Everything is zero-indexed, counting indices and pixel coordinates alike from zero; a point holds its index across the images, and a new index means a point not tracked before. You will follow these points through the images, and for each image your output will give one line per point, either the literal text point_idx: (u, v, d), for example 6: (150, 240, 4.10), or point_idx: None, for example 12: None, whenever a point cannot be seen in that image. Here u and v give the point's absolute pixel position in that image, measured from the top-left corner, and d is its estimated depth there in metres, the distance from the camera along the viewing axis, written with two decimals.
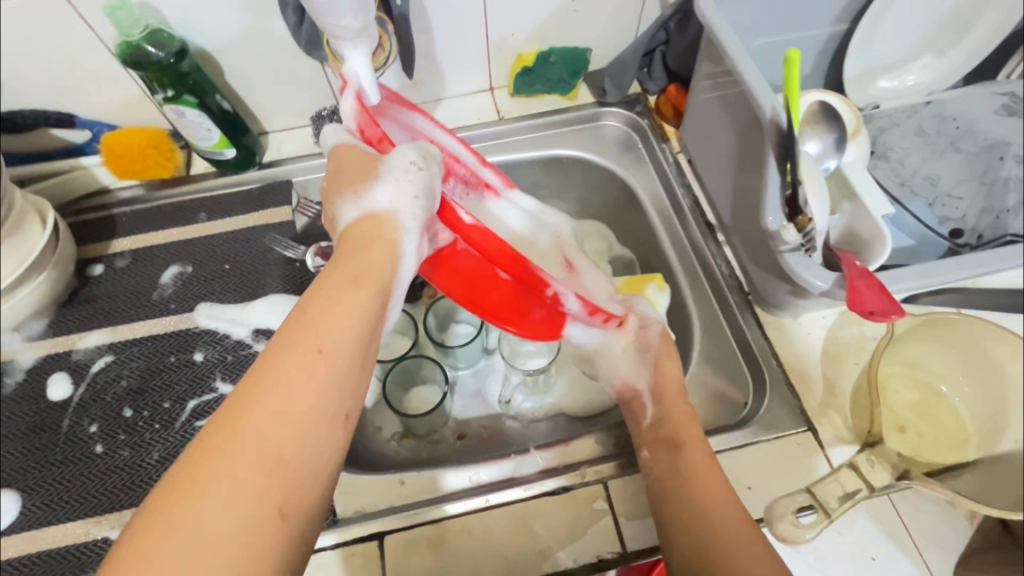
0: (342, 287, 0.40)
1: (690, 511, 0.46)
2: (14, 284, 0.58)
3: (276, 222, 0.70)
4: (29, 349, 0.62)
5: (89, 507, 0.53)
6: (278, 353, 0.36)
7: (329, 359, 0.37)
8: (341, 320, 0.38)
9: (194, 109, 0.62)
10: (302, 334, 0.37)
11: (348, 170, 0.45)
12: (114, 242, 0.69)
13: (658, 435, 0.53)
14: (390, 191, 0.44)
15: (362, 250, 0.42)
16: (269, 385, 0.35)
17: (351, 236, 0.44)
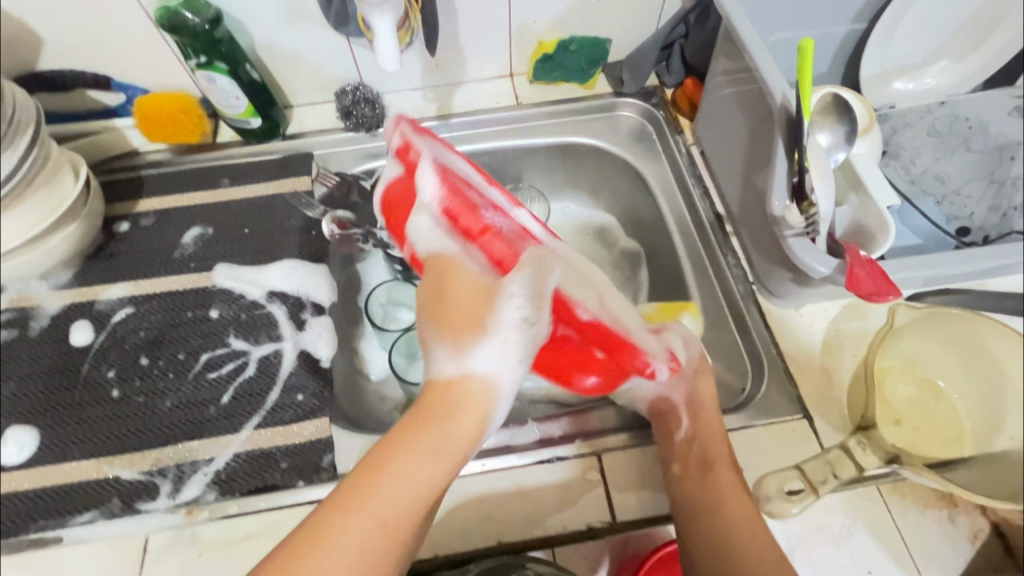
0: (420, 458, 0.42)
1: (717, 539, 0.46)
2: (41, 234, 0.60)
3: (295, 191, 0.72)
4: (55, 298, 0.64)
5: (103, 448, 0.56)
6: (343, 516, 0.40)
7: (384, 531, 0.40)
8: (407, 494, 0.41)
9: (225, 76, 0.65)
10: (365, 502, 0.40)
11: (460, 316, 0.48)
12: (141, 201, 0.71)
13: (690, 451, 0.52)
14: (494, 358, 0.46)
15: (451, 415, 0.45)
16: (329, 549, 0.39)
17: (445, 394, 0.46)
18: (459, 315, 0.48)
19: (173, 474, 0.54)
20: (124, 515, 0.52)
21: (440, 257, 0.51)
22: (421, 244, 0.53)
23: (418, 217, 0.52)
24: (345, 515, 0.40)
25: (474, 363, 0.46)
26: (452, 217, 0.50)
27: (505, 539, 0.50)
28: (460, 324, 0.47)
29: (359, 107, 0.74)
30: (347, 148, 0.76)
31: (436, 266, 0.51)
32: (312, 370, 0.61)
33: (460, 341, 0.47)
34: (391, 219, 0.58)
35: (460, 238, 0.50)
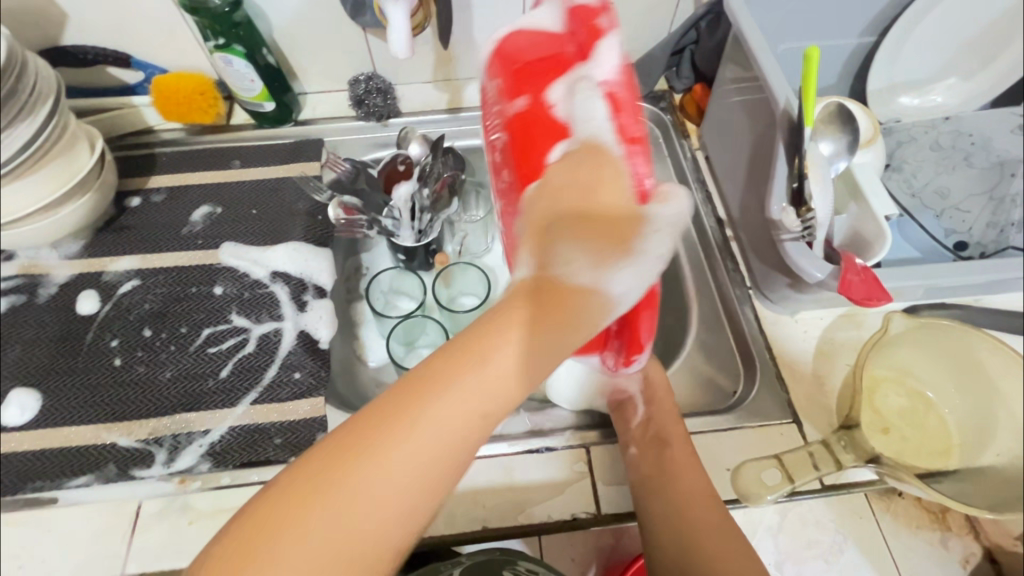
0: (521, 343, 0.37)
1: (676, 507, 0.47)
2: (55, 203, 0.61)
3: (304, 176, 0.74)
4: (65, 267, 0.66)
5: (102, 413, 0.57)
6: (423, 394, 0.35)
7: (470, 415, 0.35)
8: (507, 381, 0.36)
9: (241, 59, 0.66)
10: (475, 374, 0.36)
11: (605, 227, 0.40)
12: (153, 178, 0.73)
13: (646, 433, 0.53)
14: (630, 283, 0.41)
15: (567, 310, 0.39)
16: (406, 428, 0.34)
17: (562, 295, 0.39)
18: (605, 219, 0.41)
19: (169, 443, 0.55)
20: (119, 480, 0.53)
21: (596, 146, 0.39)
22: (575, 118, 0.41)
23: (581, 86, 0.40)
24: (434, 393, 0.35)
25: (613, 283, 0.40)
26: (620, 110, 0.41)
27: (489, 524, 0.51)
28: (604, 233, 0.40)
29: (371, 97, 0.75)
30: (357, 136, 0.77)
31: (587, 154, 0.40)
32: (310, 350, 0.62)
33: (602, 250, 0.40)
34: (517, 71, 0.45)
35: (618, 135, 0.39)
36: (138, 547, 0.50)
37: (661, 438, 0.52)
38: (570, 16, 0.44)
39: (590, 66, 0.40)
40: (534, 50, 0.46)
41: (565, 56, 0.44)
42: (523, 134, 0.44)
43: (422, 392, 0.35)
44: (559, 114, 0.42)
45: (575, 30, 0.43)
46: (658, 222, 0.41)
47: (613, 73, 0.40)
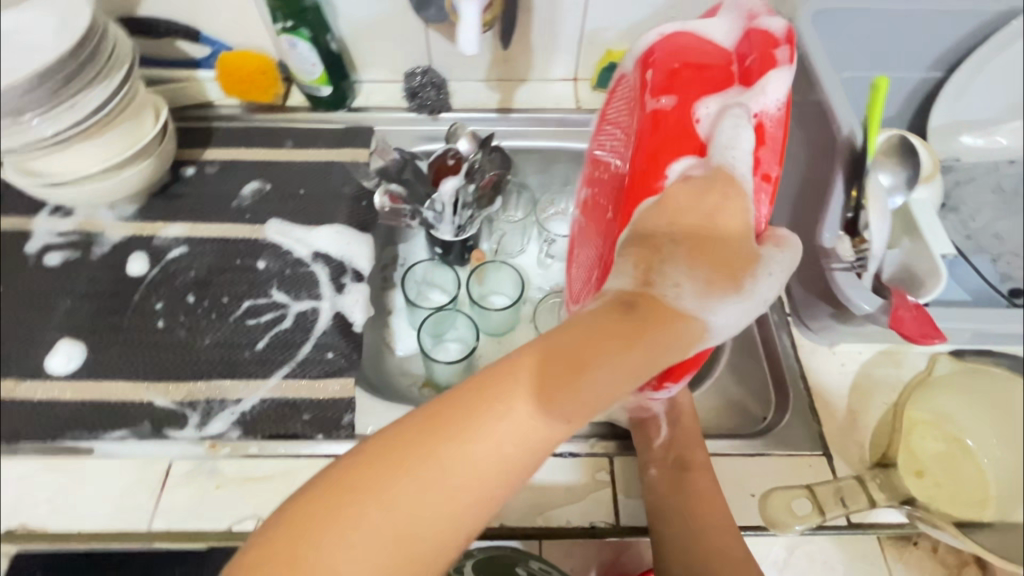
0: (614, 364, 0.32)
1: (695, 533, 0.46)
2: (123, 160, 0.63)
3: (353, 162, 0.75)
4: (118, 228, 0.68)
5: (143, 372, 0.59)
6: (494, 403, 0.32)
7: (540, 439, 0.32)
8: (593, 397, 0.32)
9: (306, 42, 0.68)
10: (559, 383, 0.32)
11: (716, 252, 0.38)
12: (208, 150, 0.75)
13: (668, 456, 0.52)
14: (729, 321, 0.38)
15: (669, 338, 0.35)
16: (482, 432, 0.31)
17: (662, 316, 0.36)
18: (715, 249, 0.38)
19: (202, 408, 0.57)
20: (153, 438, 0.55)
21: (729, 179, 0.38)
22: (720, 135, 0.39)
23: (738, 111, 0.39)
24: (513, 397, 0.32)
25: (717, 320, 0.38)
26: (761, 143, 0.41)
27: (506, 522, 0.51)
28: (709, 256, 0.38)
29: (425, 90, 0.76)
30: (406, 127, 0.78)
31: (720, 180, 0.38)
32: (343, 332, 0.63)
33: (708, 280, 0.37)
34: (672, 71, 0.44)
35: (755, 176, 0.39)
36: (165, 504, 0.51)
37: (683, 462, 0.51)
38: (745, 37, 0.43)
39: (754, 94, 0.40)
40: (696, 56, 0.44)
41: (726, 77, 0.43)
42: (664, 137, 0.42)
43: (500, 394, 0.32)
44: (704, 129, 0.41)
45: (747, 52, 0.42)
46: (774, 267, 0.40)
47: (768, 108, 0.41)
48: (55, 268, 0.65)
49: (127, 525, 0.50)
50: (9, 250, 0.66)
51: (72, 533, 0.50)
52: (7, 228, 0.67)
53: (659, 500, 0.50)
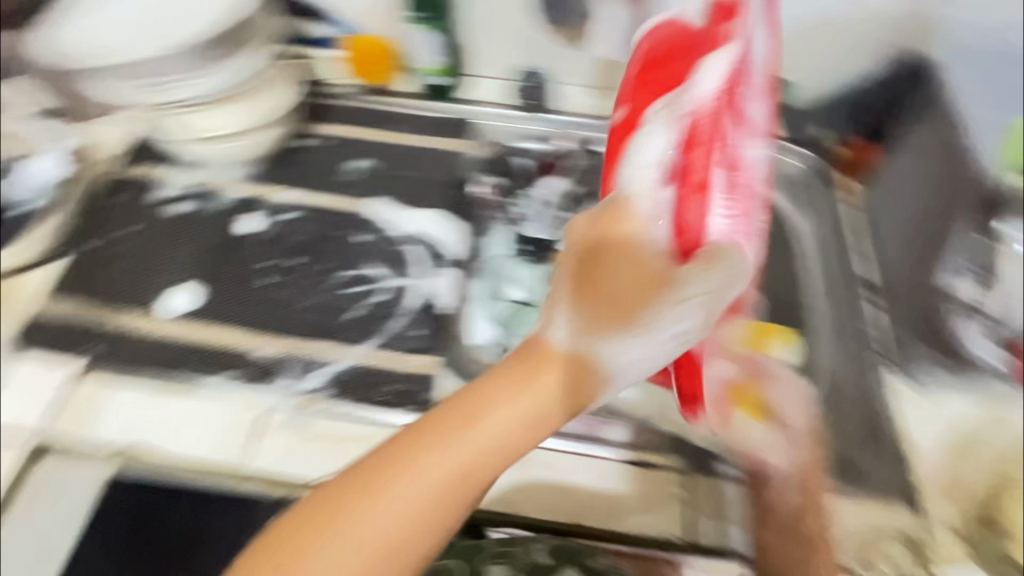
0: (511, 404, 0.36)
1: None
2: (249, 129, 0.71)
3: (455, 152, 0.77)
4: (237, 189, 0.73)
5: (249, 325, 0.63)
6: (409, 455, 0.35)
7: (500, 450, 0.35)
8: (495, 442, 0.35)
9: (440, 32, 0.75)
10: (462, 430, 0.35)
11: (593, 275, 0.40)
12: (322, 125, 0.79)
13: (789, 526, 0.48)
14: (629, 354, 0.39)
15: (561, 381, 0.37)
16: (394, 483, 0.34)
17: (552, 359, 0.38)
18: (613, 275, 0.40)
19: (299, 365, 0.60)
20: (252, 383, 0.59)
21: (623, 199, 0.41)
22: (635, 138, 0.43)
23: (660, 114, 0.42)
24: (425, 446, 0.35)
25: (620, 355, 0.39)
26: (688, 142, 0.41)
27: (580, 522, 0.52)
28: (597, 294, 0.39)
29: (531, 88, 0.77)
30: (506, 122, 0.79)
31: (611, 206, 0.42)
32: (432, 314, 0.65)
33: (599, 313, 0.39)
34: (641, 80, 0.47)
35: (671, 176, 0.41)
36: (265, 446, 0.56)
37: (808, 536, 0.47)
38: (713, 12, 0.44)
39: (690, 88, 0.41)
40: (660, 55, 0.47)
41: (672, 74, 0.45)
42: (613, 146, 0.46)
43: (408, 446, 0.35)
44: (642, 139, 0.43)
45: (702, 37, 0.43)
46: (688, 292, 0.39)
47: (701, 100, 0.41)
48: (178, 217, 0.71)
49: (226, 458, 0.55)
50: (141, 195, 0.72)
51: (179, 460, 0.55)
52: (142, 176, 0.73)
53: (769, 558, 0.47)
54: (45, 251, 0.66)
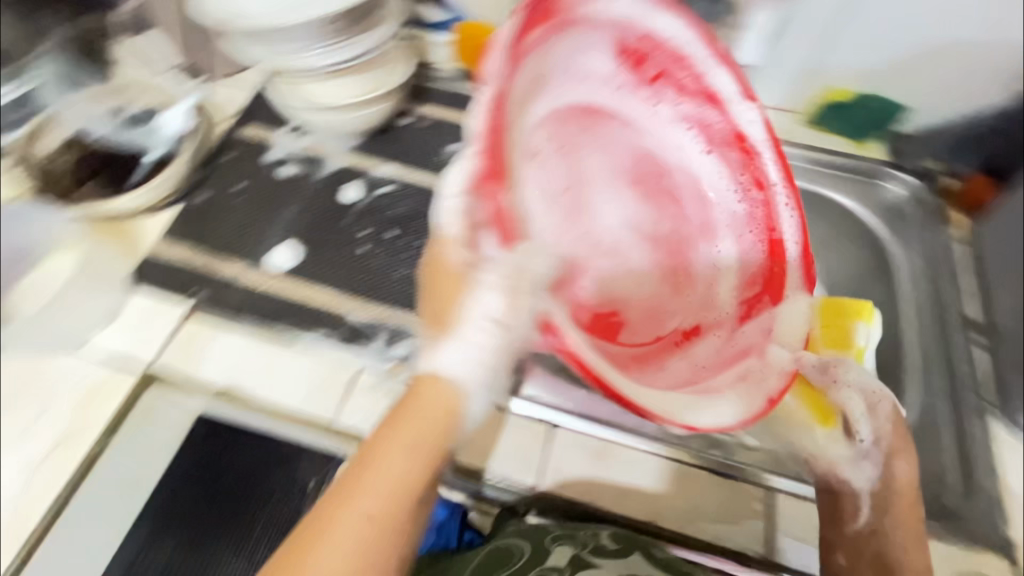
0: (393, 455, 0.41)
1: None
2: (367, 100, 0.72)
3: None
4: (341, 158, 0.76)
5: (343, 289, 0.65)
6: (316, 534, 0.38)
7: (393, 497, 0.40)
8: (388, 486, 0.40)
9: None
10: (356, 488, 0.40)
11: (440, 300, 0.48)
12: (424, 106, 0.82)
13: (863, 547, 0.50)
14: (460, 357, 0.45)
15: (423, 420, 0.43)
16: (314, 559, 0.37)
17: (421, 393, 0.44)
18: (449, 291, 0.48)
19: (389, 331, 0.62)
20: (345, 344, 0.61)
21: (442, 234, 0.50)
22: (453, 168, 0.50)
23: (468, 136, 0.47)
24: (330, 518, 0.39)
25: (451, 364, 0.45)
26: (492, 143, 0.46)
27: (659, 522, 0.54)
28: (437, 319, 0.48)
29: None
30: None
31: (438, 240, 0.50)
32: None
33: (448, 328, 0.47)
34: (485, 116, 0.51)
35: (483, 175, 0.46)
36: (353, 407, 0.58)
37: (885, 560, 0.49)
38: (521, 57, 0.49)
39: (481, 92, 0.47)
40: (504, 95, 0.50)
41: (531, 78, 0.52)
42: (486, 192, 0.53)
43: (311, 527, 0.39)
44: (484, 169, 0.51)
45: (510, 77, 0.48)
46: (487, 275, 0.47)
47: (502, 87, 0.47)
48: (285, 179, 0.74)
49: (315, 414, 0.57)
50: (252, 155, 0.75)
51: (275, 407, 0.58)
52: (253, 136, 0.76)
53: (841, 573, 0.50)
54: (168, 199, 0.70)
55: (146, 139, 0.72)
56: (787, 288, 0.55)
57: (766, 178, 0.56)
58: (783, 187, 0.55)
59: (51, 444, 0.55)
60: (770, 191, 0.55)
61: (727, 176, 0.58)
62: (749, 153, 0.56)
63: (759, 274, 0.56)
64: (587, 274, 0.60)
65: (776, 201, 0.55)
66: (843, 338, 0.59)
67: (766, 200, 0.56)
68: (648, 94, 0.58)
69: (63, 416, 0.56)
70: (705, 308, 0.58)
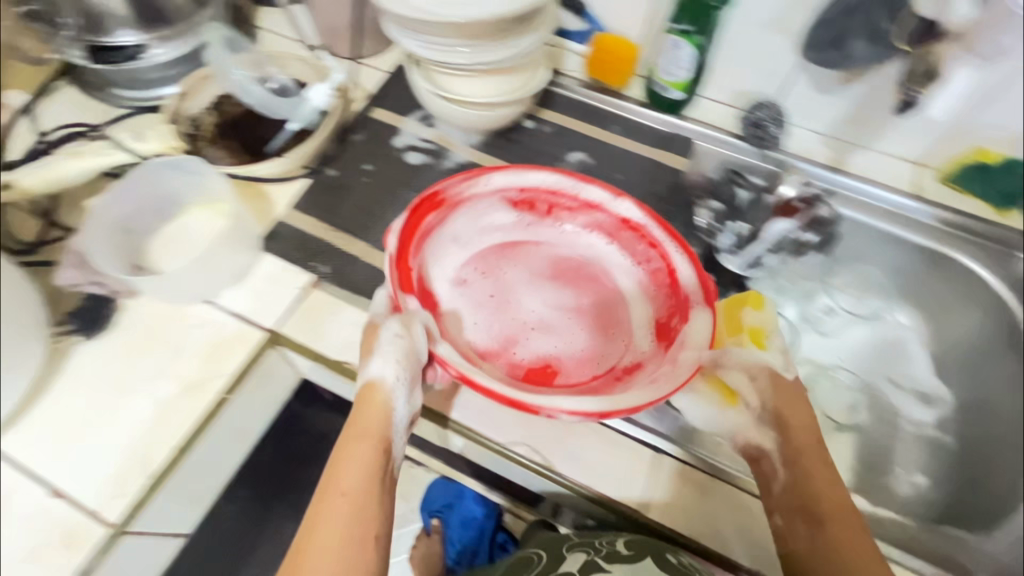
0: (352, 450, 0.53)
1: (824, 557, 0.50)
2: (501, 101, 0.72)
3: (677, 172, 0.79)
4: (466, 153, 0.78)
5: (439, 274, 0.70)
6: (314, 519, 0.50)
7: (365, 472, 0.52)
8: (354, 473, 0.51)
9: (693, 48, 0.72)
10: (333, 478, 0.51)
11: (363, 345, 0.58)
12: (550, 111, 0.83)
13: (792, 499, 0.53)
14: (378, 362, 0.57)
15: (363, 420, 0.55)
16: (314, 535, 0.49)
17: (365, 400, 0.56)
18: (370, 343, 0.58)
19: None
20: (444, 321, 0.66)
21: (374, 324, 0.59)
22: (378, 294, 0.62)
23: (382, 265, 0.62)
24: (320, 505, 0.50)
25: (371, 367, 0.56)
26: (398, 271, 0.61)
27: (748, 562, 0.55)
28: (366, 346, 0.58)
29: (766, 125, 0.78)
30: (727, 151, 0.80)
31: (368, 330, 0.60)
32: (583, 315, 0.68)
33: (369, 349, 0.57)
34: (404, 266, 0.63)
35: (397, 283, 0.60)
36: (464, 401, 0.61)
37: (816, 505, 0.52)
38: (400, 237, 0.64)
39: (387, 245, 0.63)
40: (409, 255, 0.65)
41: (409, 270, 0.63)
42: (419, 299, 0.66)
43: (312, 516, 0.50)
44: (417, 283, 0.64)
45: (403, 233, 0.64)
46: (394, 328, 0.58)
47: (393, 250, 0.62)
48: (413, 165, 0.76)
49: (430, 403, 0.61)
50: (382, 138, 0.77)
51: None
52: (384, 120, 0.79)
53: (786, 534, 0.52)
54: (301, 170, 0.73)
55: (292, 112, 0.73)
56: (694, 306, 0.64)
57: (658, 239, 0.70)
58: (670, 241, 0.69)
59: (181, 387, 0.57)
60: (662, 246, 0.69)
61: (628, 255, 0.72)
62: (639, 228, 0.70)
63: (677, 302, 0.66)
64: (523, 343, 0.68)
65: (670, 251, 0.69)
66: (733, 322, 0.64)
67: (663, 254, 0.69)
68: (551, 220, 0.74)
69: (193, 363, 0.59)
70: (631, 351, 0.67)
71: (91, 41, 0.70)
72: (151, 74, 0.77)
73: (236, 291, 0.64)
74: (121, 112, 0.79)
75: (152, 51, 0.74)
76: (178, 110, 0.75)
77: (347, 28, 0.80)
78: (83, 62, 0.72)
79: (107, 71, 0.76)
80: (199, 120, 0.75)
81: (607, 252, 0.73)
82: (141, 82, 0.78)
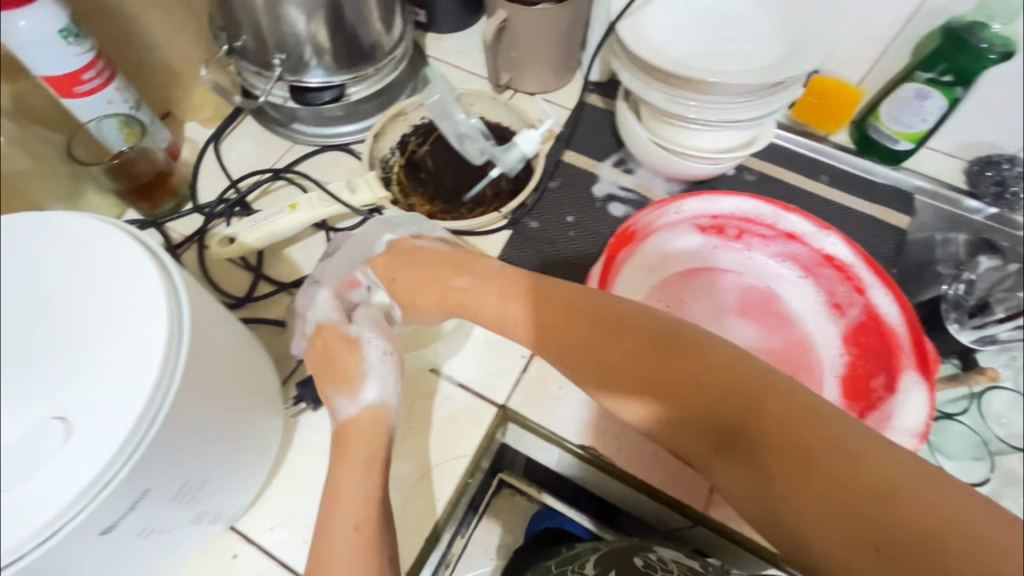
0: (348, 471, 0.45)
1: (807, 450, 0.36)
2: (725, 153, 0.66)
3: (901, 231, 0.72)
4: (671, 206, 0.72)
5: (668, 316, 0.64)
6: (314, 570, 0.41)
7: (362, 503, 0.44)
8: (351, 504, 0.44)
9: (946, 101, 0.65)
10: (330, 518, 0.44)
11: (339, 362, 0.49)
12: (752, 158, 0.76)
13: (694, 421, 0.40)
14: (371, 387, 0.48)
15: (353, 442, 0.47)
16: None
17: (348, 435, 0.47)
18: (347, 359, 0.49)
19: None
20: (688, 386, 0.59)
21: (356, 339, 0.50)
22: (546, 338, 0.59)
23: None
24: (318, 551, 0.42)
25: (368, 395, 0.48)
26: None
27: None
28: (333, 367, 0.49)
29: (1014, 182, 0.71)
30: (957, 208, 0.73)
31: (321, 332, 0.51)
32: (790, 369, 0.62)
33: (350, 383, 0.48)
34: None
35: None
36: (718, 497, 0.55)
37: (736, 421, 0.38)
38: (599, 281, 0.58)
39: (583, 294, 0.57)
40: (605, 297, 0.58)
41: None
42: None
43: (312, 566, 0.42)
44: None
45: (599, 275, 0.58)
46: (376, 338, 0.50)
47: None
48: (617, 217, 0.71)
49: (684, 499, 0.55)
50: (581, 186, 0.73)
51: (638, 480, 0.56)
52: (579, 165, 0.74)
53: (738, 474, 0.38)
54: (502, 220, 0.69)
55: (499, 156, 0.68)
56: (905, 369, 0.56)
57: (865, 283, 0.61)
58: (873, 282, 0.60)
59: (420, 471, 0.55)
60: (867, 293, 0.61)
61: (826, 293, 0.64)
62: (844, 271, 0.62)
63: (880, 356, 0.59)
64: None
65: (870, 293, 0.61)
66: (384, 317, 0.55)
67: (868, 303, 0.61)
68: (740, 247, 0.67)
69: (426, 444, 0.56)
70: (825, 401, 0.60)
71: (292, 82, 0.68)
72: (336, 111, 0.73)
73: (460, 359, 0.61)
74: (305, 149, 0.75)
75: (348, 90, 0.70)
76: (373, 153, 0.69)
77: (539, 64, 0.75)
78: (283, 100, 0.70)
79: (295, 107, 0.71)
80: (390, 162, 0.72)
81: (794, 286, 0.65)
82: (325, 120, 0.74)
